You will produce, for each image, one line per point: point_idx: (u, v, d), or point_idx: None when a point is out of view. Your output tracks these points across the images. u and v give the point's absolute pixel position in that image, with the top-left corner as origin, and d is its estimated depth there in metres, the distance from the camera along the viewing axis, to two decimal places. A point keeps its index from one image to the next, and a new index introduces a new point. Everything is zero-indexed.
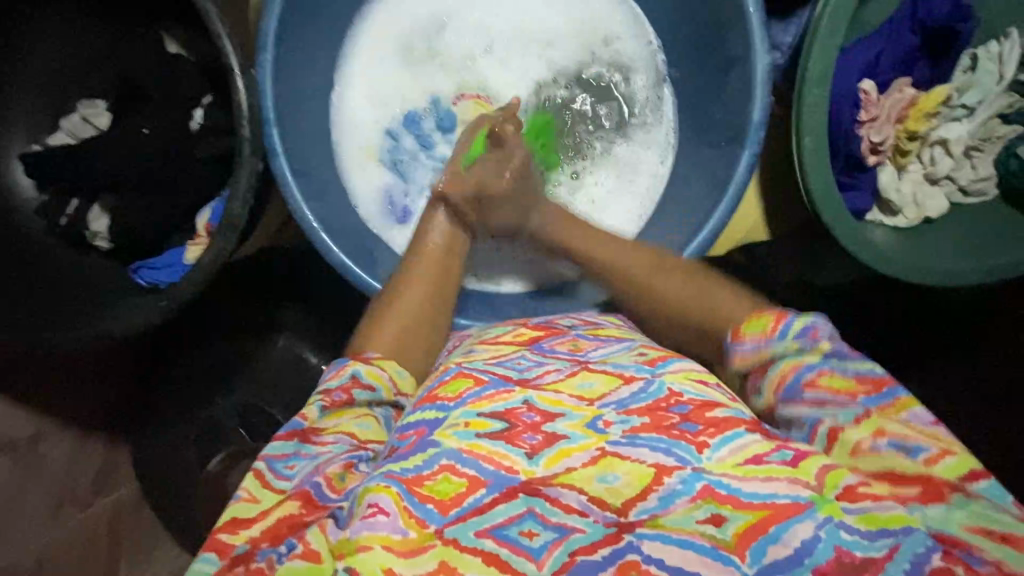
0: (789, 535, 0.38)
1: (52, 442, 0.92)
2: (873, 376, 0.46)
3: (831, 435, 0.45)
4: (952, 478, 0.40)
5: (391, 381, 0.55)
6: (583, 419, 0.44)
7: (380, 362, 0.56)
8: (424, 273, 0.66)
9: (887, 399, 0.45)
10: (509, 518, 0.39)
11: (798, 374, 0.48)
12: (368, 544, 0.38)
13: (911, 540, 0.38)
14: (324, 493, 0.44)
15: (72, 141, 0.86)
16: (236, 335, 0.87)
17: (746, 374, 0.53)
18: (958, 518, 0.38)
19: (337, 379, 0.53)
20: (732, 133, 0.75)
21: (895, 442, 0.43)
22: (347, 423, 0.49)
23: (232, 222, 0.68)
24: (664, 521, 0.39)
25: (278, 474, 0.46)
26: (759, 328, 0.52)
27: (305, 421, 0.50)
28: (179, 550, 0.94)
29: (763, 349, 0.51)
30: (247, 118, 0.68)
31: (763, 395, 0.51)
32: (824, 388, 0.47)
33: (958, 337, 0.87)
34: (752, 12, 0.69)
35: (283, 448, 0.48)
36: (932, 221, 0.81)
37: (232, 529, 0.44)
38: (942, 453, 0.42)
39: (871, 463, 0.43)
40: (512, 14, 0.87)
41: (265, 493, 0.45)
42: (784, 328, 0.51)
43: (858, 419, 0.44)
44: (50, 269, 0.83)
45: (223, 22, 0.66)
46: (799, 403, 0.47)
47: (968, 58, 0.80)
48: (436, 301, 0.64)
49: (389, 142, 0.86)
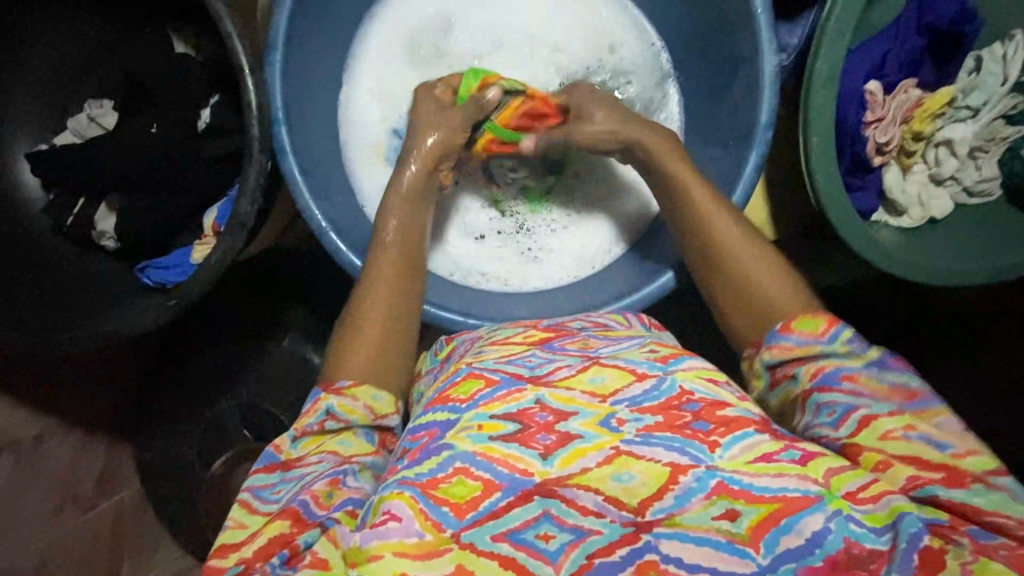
0: (801, 526, 0.38)
1: (56, 443, 0.92)
2: (910, 387, 0.46)
3: (863, 421, 0.44)
4: (976, 471, 0.41)
5: (368, 409, 0.53)
6: (596, 417, 0.44)
7: (352, 391, 0.53)
8: (387, 278, 0.62)
9: (922, 406, 0.45)
10: (524, 522, 0.40)
11: (837, 369, 0.47)
12: (379, 553, 0.39)
13: (906, 523, 0.38)
14: (311, 510, 0.45)
15: (78, 141, 0.85)
16: (230, 340, 0.87)
17: (774, 371, 0.51)
18: (976, 503, 0.40)
19: (312, 416, 0.52)
20: (739, 134, 0.75)
21: (925, 435, 0.43)
22: (328, 443, 0.51)
23: (241, 220, 0.68)
24: (681, 519, 0.39)
25: (264, 499, 0.48)
26: (808, 328, 0.50)
27: (281, 453, 0.51)
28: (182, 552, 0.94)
29: (811, 347, 0.49)
30: (257, 117, 0.68)
31: (793, 381, 0.50)
32: (863, 386, 0.46)
33: (960, 336, 0.88)
34: (759, 13, 0.70)
35: (266, 478, 0.50)
36: (936, 222, 0.82)
37: (222, 554, 0.46)
38: (969, 451, 0.42)
39: (899, 448, 0.42)
40: (518, 14, 0.87)
41: (252, 518, 0.47)
42: (834, 332, 0.49)
43: (893, 411, 0.44)
44: (56, 271, 0.82)
45: (233, 22, 0.66)
46: (836, 391, 0.46)
47: (972, 59, 0.80)
48: (411, 296, 0.62)
49: (396, 142, 0.86)
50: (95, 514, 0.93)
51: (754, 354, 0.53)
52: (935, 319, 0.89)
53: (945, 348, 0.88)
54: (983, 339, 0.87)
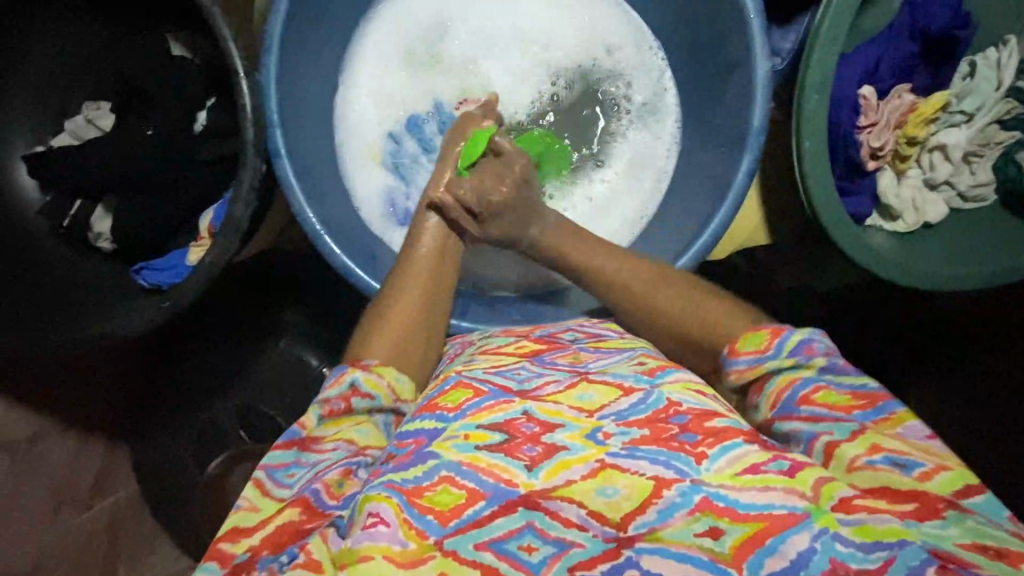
0: (785, 547, 0.38)
1: (52, 442, 0.94)
2: (867, 393, 0.48)
3: (828, 451, 0.45)
4: (946, 494, 0.41)
5: (390, 389, 0.55)
6: (582, 430, 0.45)
7: (379, 370, 0.56)
8: (420, 280, 0.66)
9: (882, 413, 0.46)
10: (508, 532, 0.40)
11: (795, 391, 0.50)
12: (369, 554, 0.39)
13: (905, 552, 0.37)
14: (323, 499, 0.45)
15: (76, 142, 0.85)
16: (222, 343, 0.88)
17: (739, 395, 0.55)
18: (953, 535, 0.38)
19: (337, 387, 0.54)
20: (732, 138, 0.75)
21: (890, 457, 0.43)
22: (346, 430, 0.51)
23: (234, 223, 0.69)
24: (662, 535, 0.39)
25: (278, 482, 0.47)
26: (752, 344, 0.53)
27: (304, 430, 0.51)
28: (178, 554, 0.92)
29: (758, 364, 0.52)
30: (251, 120, 0.68)
31: (758, 412, 0.52)
32: (821, 404, 0.48)
33: (954, 340, 0.88)
34: (752, 18, 0.70)
35: (281, 457, 0.49)
36: (931, 226, 0.81)
37: (233, 538, 0.45)
38: (938, 468, 0.42)
39: (869, 479, 0.43)
40: (514, 16, 0.88)
41: (265, 501, 0.46)
42: (777, 345, 0.52)
43: (854, 433, 0.45)
44: (50, 271, 0.83)
45: (227, 24, 0.67)
46: (796, 418, 0.48)
47: (966, 65, 0.80)
48: (438, 297, 0.66)
49: (391, 146, 0.86)
50: (93, 513, 0.93)
51: (722, 383, 0.56)
52: (930, 322, 0.89)
53: (940, 352, 0.88)
54: (977, 341, 0.87)
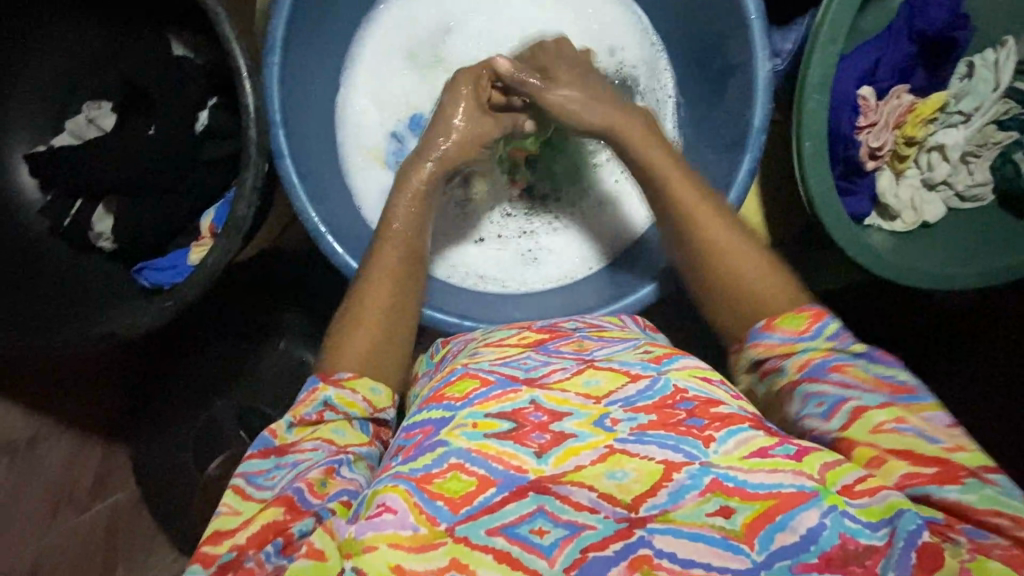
0: (795, 522, 0.38)
1: (51, 444, 0.93)
2: (896, 382, 0.46)
3: (854, 414, 0.45)
4: (969, 465, 0.41)
5: (366, 402, 0.55)
6: (590, 417, 0.45)
7: (352, 383, 0.55)
8: (388, 271, 0.64)
9: (911, 400, 0.45)
10: (520, 516, 0.40)
11: (826, 361, 0.49)
12: (374, 544, 0.40)
13: (904, 520, 0.38)
14: (307, 498, 0.45)
15: (77, 142, 0.85)
16: (223, 343, 0.88)
17: (758, 365, 0.53)
18: (970, 501, 0.40)
19: (309, 404, 0.53)
20: (733, 139, 0.76)
21: (916, 428, 0.43)
22: (323, 430, 0.51)
23: (237, 223, 0.69)
24: (674, 515, 0.39)
25: (258, 486, 0.48)
26: (791, 325, 0.52)
27: (275, 438, 0.51)
28: (175, 556, 0.92)
29: (793, 342, 0.51)
30: (254, 121, 0.68)
31: (781, 373, 0.51)
32: (850, 376, 0.47)
33: (949, 339, 0.89)
34: (753, 20, 0.70)
35: (260, 465, 0.49)
36: (929, 225, 0.82)
37: (216, 540, 0.45)
38: (957, 447, 0.42)
39: (891, 441, 0.43)
40: (515, 17, 0.88)
41: (246, 504, 0.47)
42: (818, 328, 0.51)
43: (883, 404, 0.45)
44: (50, 272, 0.83)
45: (230, 25, 0.67)
46: (824, 382, 0.47)
47: (964, 65, 0.81)
48: (408, 288, 0.64)
49: (394, 145, 0.87)
50: (91, 515, 0.93)
51: (745, 350, 0.54)
52: (927, 323, 0.90)
53: (935, 350, 0.90)
54: (974, 341, 0.88)
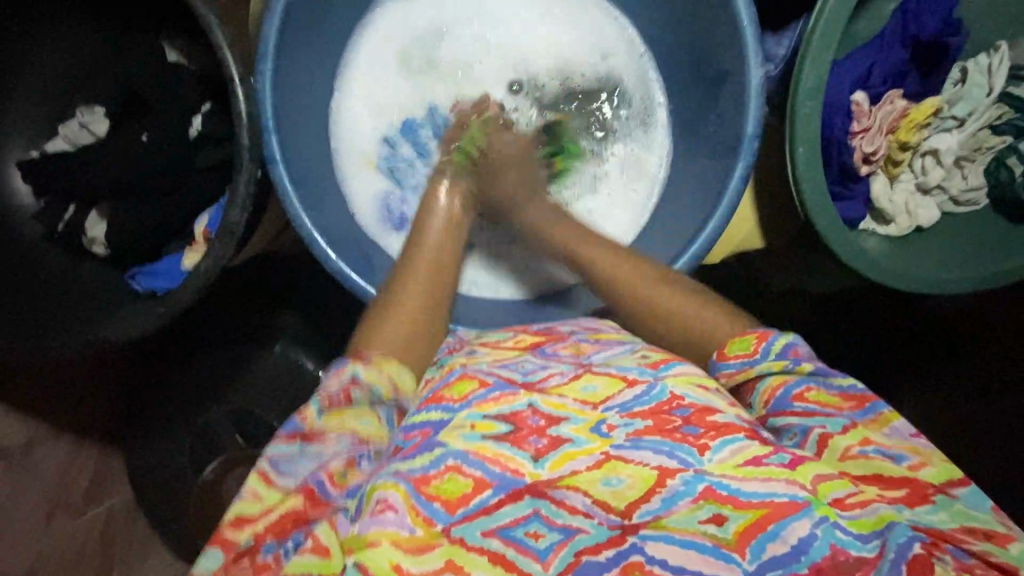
0: (787, 532, 0.38)
1: (47, 448, 0.93)
2: (856, 394, 0.48)
3: (822, 440, 0.45)
4: (936, 483, 0.42)
5: (393, 384, 0.52)
6: (587, 423, 0.45)
7: (381, 363, 0.53)
8: (423, 275, 0.66)
9: (870, 413, 0.46)
10: (515, 519, 0.40)
11: (786, 389, 0.50)
12: (376, 540, 0.39)
13: (894, 533, 0.38)
14: (327, 489, 0.45)
15: (70, 147, 0.84)
16: (216, 350, 0.87)
17: (731, 398, 0.54)
18: (944, 519, 0.40)
19: (337, 379, 0.51)
20: (727, 144, 0.76)
21: (880, 449, 0.44)
22: (347, 419, 0.48)
23: (231, 229, 0.69)
24: (666, 522, 0.39)
25: (282, 471, 0.46)
26: (741, 349, 0.54)
27: (303, 421, 0.48)
28: (173, 557, 0.92)
29: (749, 368, 0.53)
30: (247, 127, 0.68)
31: (751, 410, 0.51)
32: (812, 401, 0.48)
33: (947, 341, 0.89)
34: (746, 26, 0.70)
35: (284, 448, 0.47)
36: (922, 229, 0.83)
37: (237, 525, 0.44)
38: (923, 463, 0.43)
39: (861, 466, 0.43)
40: (508, 24, 0.88)
41: (269, 491, 0.45)
42: (765, 348, 0.53)
43: (846, 427, 0.45)
44: (46, 277, 0.83)
45: (223, 31, 0.67)
46: (789, 413, 0.48)
47: (958, 71, 0.81)
48: (438, 292, 0.65)
49: (386, 150, 0.87)
50: (87, 519, 0.92)
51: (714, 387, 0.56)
52: (921, 326, 0.90)
53: (931, 352, 0.90)
54: (968, 344, 0.88)
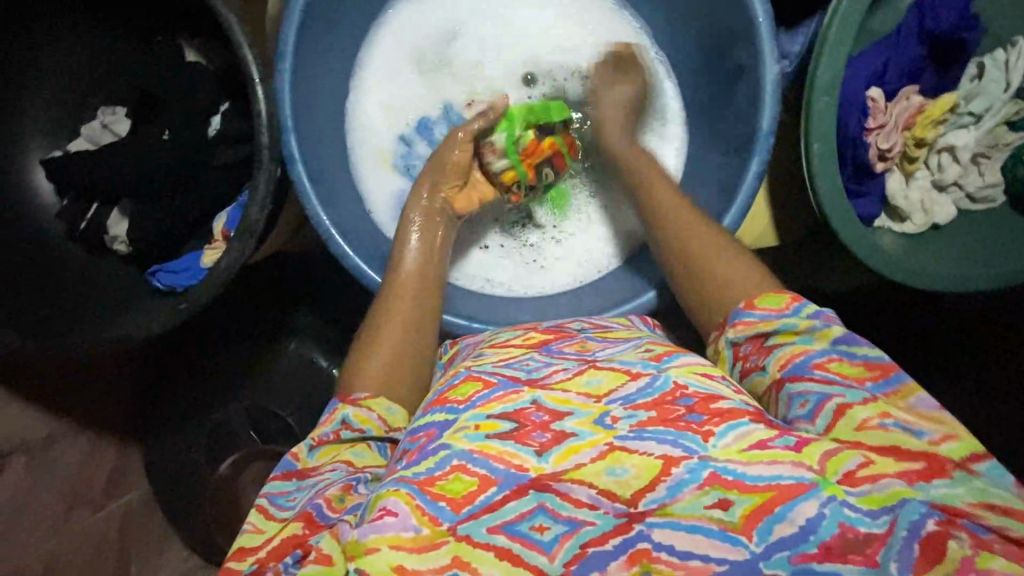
0: (794, 514, 0.38)
1: (66, 445, 0.94)
2: (880, 364, 0.47)
3: (837, 412, 0.44)
4: (956, 457, 0.41)
5: (382, 420, 0.55)
6: (591, 416, 0.45)
7: (369, 402, 0.56)
8: (409, 290, 0.65)
9: (893, 385, 0.46)
10: (520, 514, 0.40)
11: (808, 356, 0.49)
12: (376, 545, 0.40)
13: (907, 509, 0.38)
14: (325, 513, 0.46)
15: (92, 148, 0.86)
16: (237, 344, 0.89)
17: (744, 350, 0.54)
18: (959, 494, 0.39)
19: (329, 425, 0.55)
20: (741, 140, 0.76)
21: (900, 423, 0.43)
22: (342, 452, 0.52)
23: (249, 227, 0.70)
24: (672, 509, 0.39)
25: (280, 506, 0.49)
26: (771, 303, 0.53)
27: (298, 461, 0.52)
28: (187, 554, 0.95)
29: (772, 321, 0.52)
30: (267, 126, 0.69)
31: (765, 372, 0.50)
32: (832, 371, 0.47)
33: (963, 340, 0.89)
34: (761, 22, 0.70)
35: (282, 486, 0.50)
36: (941, 227, 0.82)
37: (240, 556, 0.46)
38: (945, 437, 0.42)
39: (876, 438, 0.42)
40: (520, 22, 0.89)
41: (269, 523, 0.47)
42: (796, 307, 0.52)
43: (866, 399, 0.44)
44: (66, 275, 0.84)
45: (242, 31, 0.68)
46: (807, 380, 0.47)
47: (975, 66, 0.81)
48: (422, 302, 0.65)
49: (402, 149, 0.88)
50: (106, 514, 0.94)
51: (728, 336, 0.55)
52: (938, 325, 0.90)
53: (949, 351, 0.89)
54: (982, 344, 0.88)
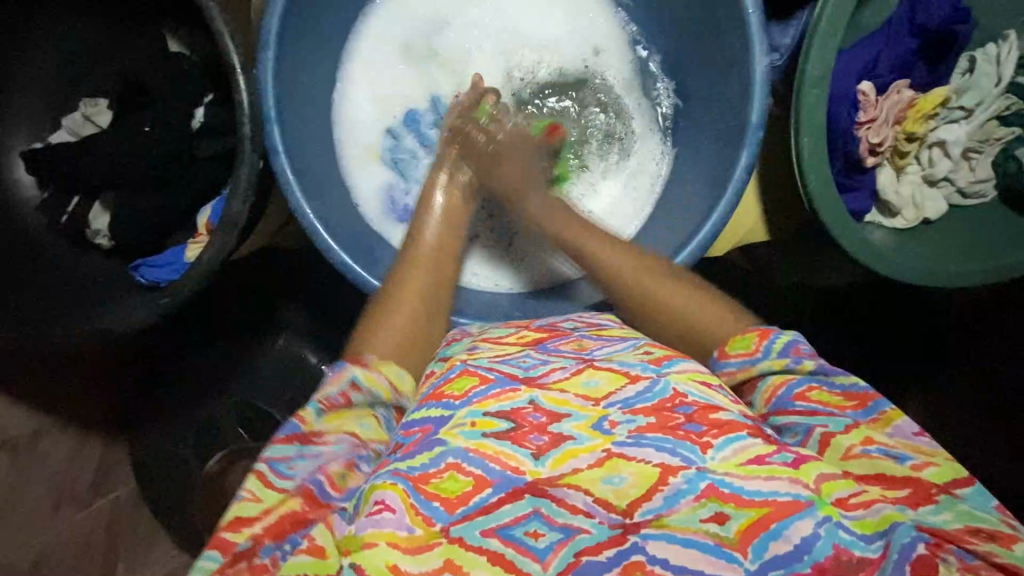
0: (790, 531, 0.38)
1: (52, 440, 0.94)
2: (859, 393, 0.47)
3: (824, 440, 0.45)
4: (940, 483, 0.41)
5: (390, 385, 0.54)
6: (589, 420, 0.44)
7: (379, 366, 0.55)
8: (419, 274, 0.67)
9: (873, 412, 0.45)
10: (515, 518, 0.39)
11: (789, 388, 0.49)
12: (374, 541, 0.39)
13: (898, 534, 0.38)
14: (326, 491, 0.45)
15: (73, 139, 0.85)
16: (238, 335, 0.88)
17: (734, 395, 0.53)
18: (946, 521, 0.39)
19: (336, 384, 0.52)
20: (732, 134, 0.75)
21: (884, 449, 0.43)
22: (348, 422, 0.50)
23: (231, 221, 0.68)
24: (668, 521, 0.39)
25: (281, 474, 0.45)
26: (742, 347, 0.53)
27: (304, 424, 0.48)
28: (177, 552, 0.93)
29: (750, 368, 0.52)
30: (249, 118, 0.68)
31: (753, 407, 0.51)
32: (813, 400, 0.47)
33: (956, 336, 0.89)
34: (751, 13, 0.70)
35: (284, 451, 0.47)
36: (931, 223, 0.82)
37: (235, 527, 0.43)
38: (927, 462, 0.42)
39: (864, 466, 0.43)
40: (509, 14, 0.88)
41: (267, 492, 0.44)
42: (766, 346, 0.52)
43: (849, 427, 0.45)
44: (49, 268, 0.83)
45: (224, 20, 0.66)
46: (791, 413, 0.47)
47: (965, 60, 0.80)
48: (432, 296, 0.66)
49: (389, 142, 0.87)
50: (93, 510, 0.93)
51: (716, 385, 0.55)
52: (931, 321, 0.90)
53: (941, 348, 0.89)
54: (976, 341, 0.88)
